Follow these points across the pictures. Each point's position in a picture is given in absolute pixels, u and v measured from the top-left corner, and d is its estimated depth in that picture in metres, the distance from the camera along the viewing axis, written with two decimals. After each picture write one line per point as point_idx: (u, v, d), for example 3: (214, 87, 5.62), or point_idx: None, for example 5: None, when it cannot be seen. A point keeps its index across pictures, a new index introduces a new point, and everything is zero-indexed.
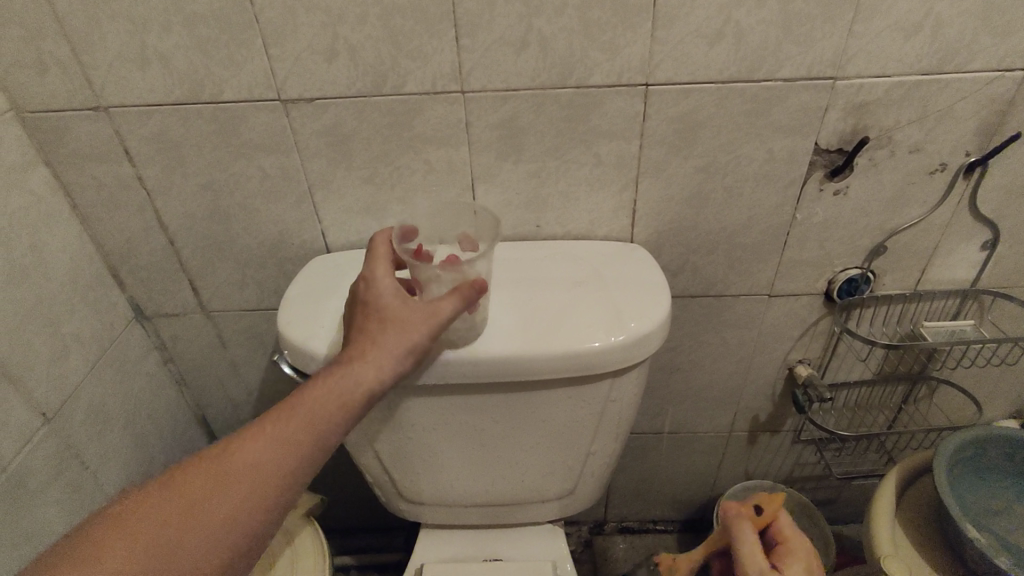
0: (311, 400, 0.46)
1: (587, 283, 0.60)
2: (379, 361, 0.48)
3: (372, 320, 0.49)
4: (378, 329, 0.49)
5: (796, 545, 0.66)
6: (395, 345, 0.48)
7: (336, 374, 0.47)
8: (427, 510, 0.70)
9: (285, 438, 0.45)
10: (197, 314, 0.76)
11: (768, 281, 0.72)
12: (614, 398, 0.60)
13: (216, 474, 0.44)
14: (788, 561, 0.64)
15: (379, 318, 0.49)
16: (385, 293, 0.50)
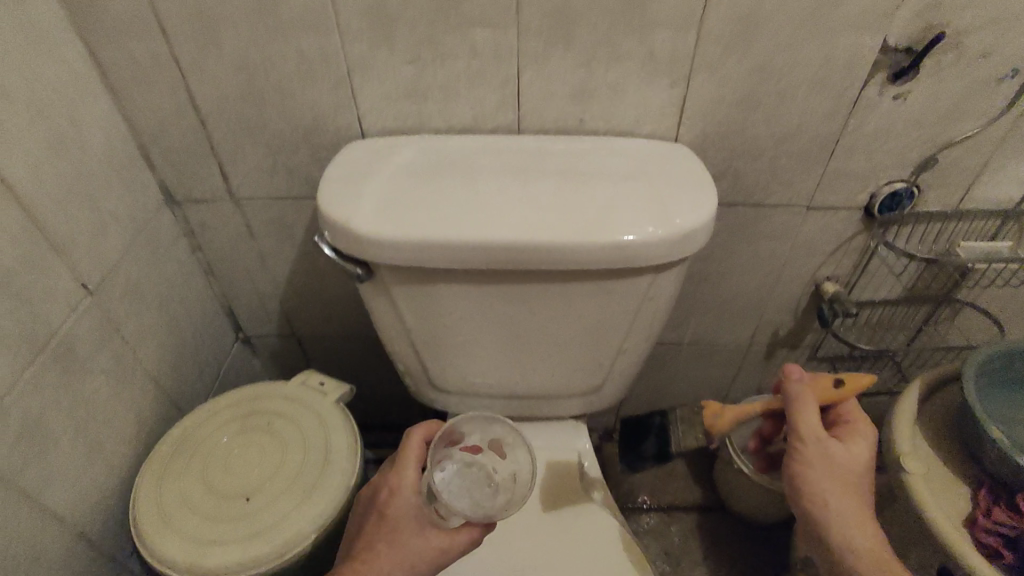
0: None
1: (632, 179, 0.59)
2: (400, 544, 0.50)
3: (384, 541, 0.50)
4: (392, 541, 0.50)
5: (859, 424, 0.55)
6: (405, 555, 0.49)
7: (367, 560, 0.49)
8: (456, 400, 0.72)
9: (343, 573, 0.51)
10: (226, 201, 0.75)
11: (810, 193, 0.71)
12: (651, 296, 0.60)
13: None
14: (850, 442, 0.53)
15: (399, 539, 0.50)
16: (407, 534, 0.50)
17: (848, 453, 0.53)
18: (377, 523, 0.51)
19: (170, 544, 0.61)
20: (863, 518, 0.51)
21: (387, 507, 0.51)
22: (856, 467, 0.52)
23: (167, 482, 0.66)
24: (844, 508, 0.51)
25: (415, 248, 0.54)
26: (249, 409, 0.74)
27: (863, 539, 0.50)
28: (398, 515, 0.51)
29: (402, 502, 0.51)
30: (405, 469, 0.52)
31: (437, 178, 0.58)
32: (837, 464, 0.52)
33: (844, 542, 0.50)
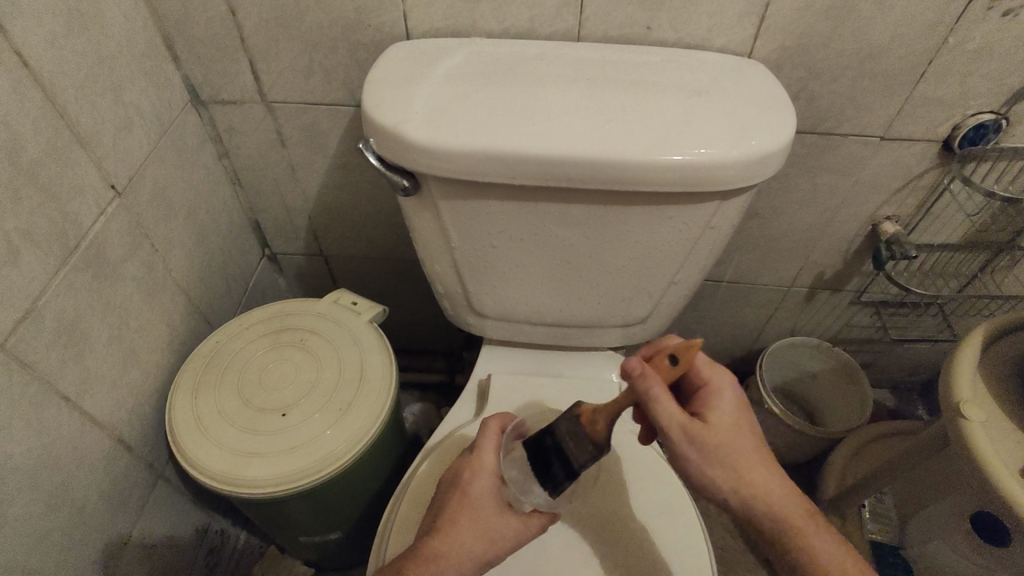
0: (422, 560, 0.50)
1: (705, 94, 0.54)
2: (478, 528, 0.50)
3: (467, 519, 0.50)
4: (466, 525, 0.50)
5: (716, 385, 0.47)
6: (481, 533, 0.50)
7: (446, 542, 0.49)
8: (496, 326, 0.70)
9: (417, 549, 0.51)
10: (256, 104, 0.70)
11: (887, 121, 0.66)
12: (714, 224, 0.56)
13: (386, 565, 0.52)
14: (721, 415, 0.46)
15: (479, 517, 0.50)
16: (488, 513, 0.50)
17: (727, 429, 0.45)
18: (458, 501, 0.51)
19: (209, 454, 0.61)
20: (768, 480, 0.45)
21: (468, 486, 0.52)
22: (741, 436, 0.46)
23: (203, 394, 0.65)
24: (747, 485, 0.44)
25: (469, 158, 0.50)
26: (281, 325, 0.72)
27: (772, 504, 0.45)
28: (479, 495, 0.51)
29: (484, 484, 0.52)
30: (485, 454, 0.53)
31: (492, 83, 0.53)
32: (723, 443, 0.45)
33: (758, 517, 0.45)
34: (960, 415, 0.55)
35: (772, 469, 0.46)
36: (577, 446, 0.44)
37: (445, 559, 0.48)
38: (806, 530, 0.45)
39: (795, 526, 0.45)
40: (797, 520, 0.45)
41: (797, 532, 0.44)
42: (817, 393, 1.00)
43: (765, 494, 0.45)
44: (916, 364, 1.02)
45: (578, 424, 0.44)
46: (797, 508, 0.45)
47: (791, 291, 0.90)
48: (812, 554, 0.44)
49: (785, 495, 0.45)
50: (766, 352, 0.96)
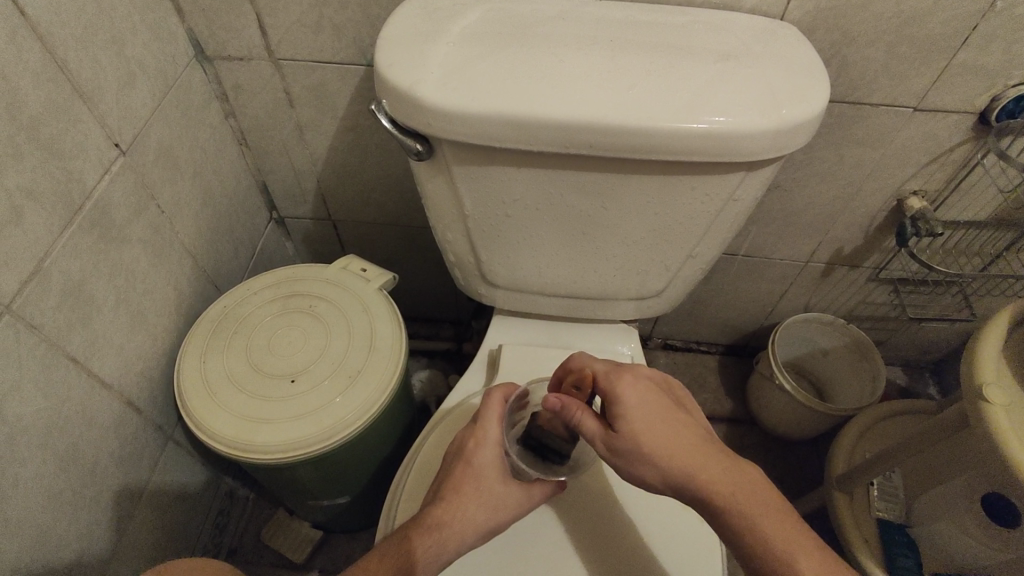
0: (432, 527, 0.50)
1: (735, 58, 0.51)
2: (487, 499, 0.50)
3: (472, 488, 0.50)
4: (475, 497, 0.49)
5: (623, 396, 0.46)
6: (486, 501, 0.49)
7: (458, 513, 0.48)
8: (508, 296, 0.69)
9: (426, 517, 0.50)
10: (263, 60, 0.67)
11: (922, 91, 0.63)
12: (737, 197, 0.54)
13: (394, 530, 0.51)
14: (628, 415, 0.45)
15: (486, 486, 0.50)
16: (492, 482, 0.50)
17: (637, 427, 0.45)
18: (463, 470, 0.51)
19: (218, 419, 0.61)
20: (690, 462, 0.44)
21: (473, 456, 0.51)
22: (659, 429, 0.45)
23: (212, 358, 0.65)
24: (674, 472, 0.44)
25: (487, 122, 0.47)
26: (289, 290, 0.71)
27: (706, 485, 0.43)
28: (484, 466, 0.51)
29: (489, 455, 0.51)
30: (490, 425, 0.52)
31: (512, 42, 0.51)
32: (640, 440, 0.44)
33: (697, 503, 0.44)
34: (983, 400, 0.54)
35: (692, 451, 0.45)
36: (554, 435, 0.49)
37: (449, 527, 0.48)
38: (741, 503, 0.43)
39: (730, 503, 0.43)
40: (732, 495, 0.43)
41: (732, 508, 0.43)
42: (827, 369, 1.00)
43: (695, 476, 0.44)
44: (930, 343, 1.01)
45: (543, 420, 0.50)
46: (729, 482, 0.43)
47: (807, 266, 0.88)
48: (754, 528, 0.42)
49: (713, 474, 0.44)
50: (779, 328, 0.95)
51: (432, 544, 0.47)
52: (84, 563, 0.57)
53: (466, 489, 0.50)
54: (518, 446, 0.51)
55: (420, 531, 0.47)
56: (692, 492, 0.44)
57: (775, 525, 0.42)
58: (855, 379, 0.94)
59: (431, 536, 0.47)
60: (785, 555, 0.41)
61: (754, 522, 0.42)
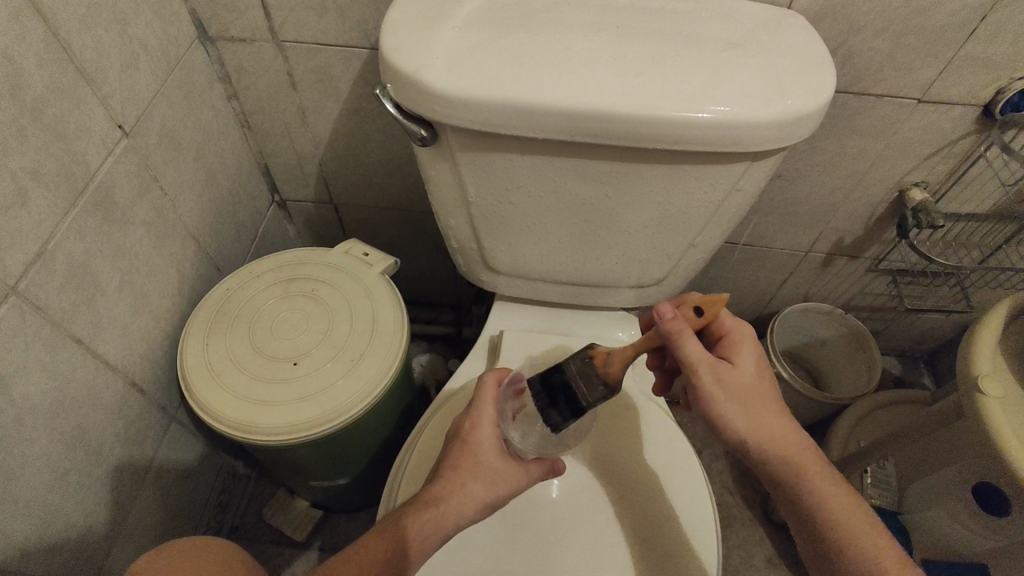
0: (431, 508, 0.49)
1: (742, 47, 0.51)
2: (486, 476, 0.50)
3: (470, 466, 0.50)
4: (474, 473, 0.50)
5: (740, 339, 0.50)
6: (485, 479, 0.50)
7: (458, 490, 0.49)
8: (508, 282, 0.69)
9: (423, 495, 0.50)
10: (266, 42, 0.67)
11: (928, 82, 0.62)
12: (740, 187, 0.54)
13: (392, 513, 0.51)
14: (742, 357, 0.49)
15: (483, 465, 0.50)
16: (490, 460, 0.51)
17: (737, 368, 0.49)
18: (462, 449, 0.51)
19: (221, 401, 0.61)
20: (766, 410, 0.48)
21: (472, 435, 0.52)
22: (756, 378, 0.49)
23: (215, 341, 0.65)
24: (749, 414, 0.47)
25: (494, 109, 0.47)
26: (292, 274, 0.71)
27: (774, 431, 0.47)
28: (480, 446, 0.51)
29: (486, 434, 0.51)
30: (486, 405, 0.53)
31: (518, 28, 0.50)
32: (735, 378, 0.48)
33: (759, 447, 0.47)
34: (978, 392, 0.54)
35: (769, 401, 0.49)
36: (589, 385, 0.47)
37: (449, 504, 0.48)
38: (798, 452, 0.47)
39: (790, 451, 0.47)
40: (791, 444, 0.48)
41: (791, 455, 0.47)
42: (824, 359, 1.01)
43: (765, 422, 0.48)
44: (926, 334, 1.02)
45: (590, 364, 0.48)
46: (790, 433, 0.48)
47: (808, 256, 0.89)
48: (807, 475, 0.47)
49: (782, 425, 0.48)
50: (777, 316, 0.95)
51: (430, 520, 0.47)
52: (89, 539, 0.58)
53: (466, 467, 0.50)
54: (516, 430, 0.52)
55: (418, 508, 0.47)
56: (756, 436, 0.47)
57: (821, 475, 0.47)
58: (852, 369, 0.95)
59: (428, 512, 0.47)
60: (824, 503, 0.46)
61: (805, 471, 0.47)
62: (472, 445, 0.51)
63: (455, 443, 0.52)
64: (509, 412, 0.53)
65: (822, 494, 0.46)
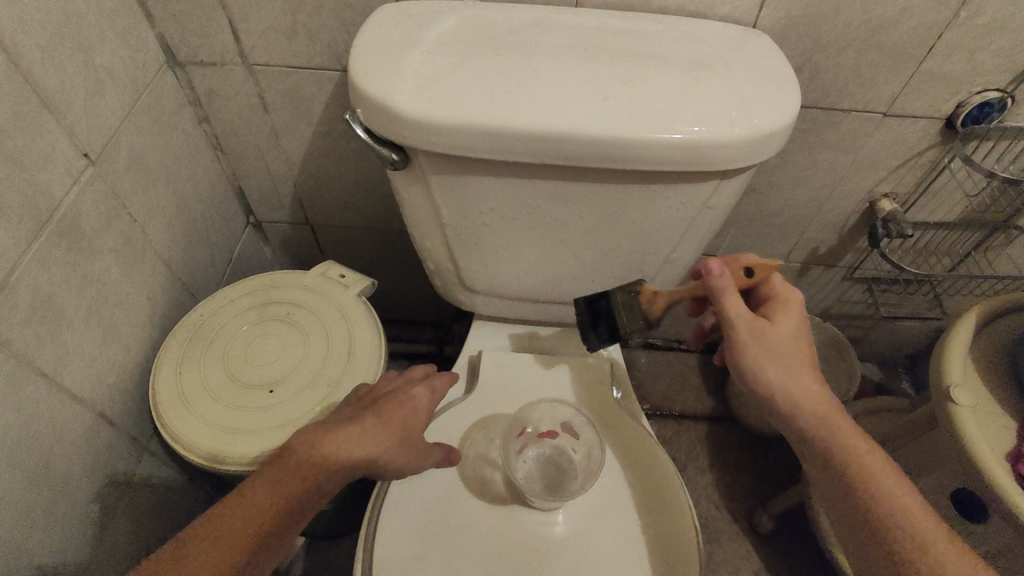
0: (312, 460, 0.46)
1: (709, 68, 0.51)
2: (384, 444, 0.48)
3: (392, 419, 0.49)
4: (376, 437, 0.48)
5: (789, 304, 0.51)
6: (396, 435, 0.49)
7: (349, 445, 0.46)
8: (487, 302, 0.69)
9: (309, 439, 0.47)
10: (236, 66, 0.66)
11: (891, 97, 0.64)
12: (711, 204, 0.55)
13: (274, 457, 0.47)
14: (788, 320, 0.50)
15: (403, 428, 0.50)
16: (413, 429, 0.50)
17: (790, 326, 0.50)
18: (396, 401, 0.50)
19: (195, 431, 0.60)
20: (847, 420, 0.48)
21: (410, 398, 0.51)
22: (796, 340, 0.50)
23: (187, 368, 0.64)
24: (829, 414, 0.48)
25: (464, 133, 0.48)
26: (267, 298, 0.71)
27: (857, 441, 0.47)
28: (412, 412, 0.51)
29: (422, 404, 0.51)
30: (420, 390, 0.52)
31: (487, 51, 0.51)
32: (781, 341, 0.49)
33: (838, 450, 0.46)
34: (950, 401, 0.55)
35: (848, 417, 0.49)
36: (631, 314, 0.55)
37: (350, 440, 0.47)
38: (881, 466, 0.46)
39: (875, 464, 0.46)
40: (876, 459, 0.46)
41: (873, 465, 0.46)
42: None
43: (847, 429, 0.47)
44: (903, 339, 1.03)
45: (636, 298, 0.55)
46: (876, 452, 0.47)
47: (784, 267, 0.90)
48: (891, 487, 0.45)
49: (864, 438, 0.47)
50: None
51: (331, 447, 0.46)
52: None
53: (370, 426, 0.48)
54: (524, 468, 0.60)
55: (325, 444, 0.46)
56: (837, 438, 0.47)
57: (908, 494, 0.45)
58: None
59: (332, 439, 0.46)
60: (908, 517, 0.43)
61: (884, 481, 0.45)
62: (389, 412, 0.49)
63: (387, 394, 0.51)
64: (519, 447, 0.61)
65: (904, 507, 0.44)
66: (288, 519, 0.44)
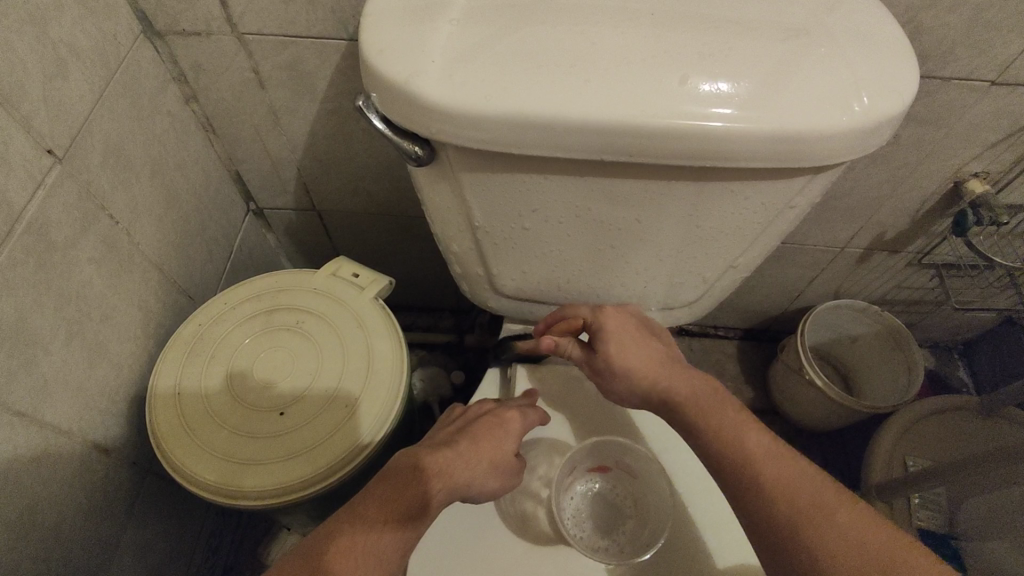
0: (412, 482, 0.45)
1: (807, 33, 0.41)
2: (472, 476, 0.48)
3: (485, 441, 0.50)
4: (465, 465, 0.48)
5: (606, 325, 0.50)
6: (491, 454, 0.49)
7: (447, 476, 0.46)
8: (521, 307, 0.61)
9: (414, 469, 0.46)
10: (225, 36, 0.56)
11: (1005, 64, 0.53)
12: (795, 204, 0.46)
13: (382, 477, 0.45)
14: (609, 339, 0.50)
15: (497, 450, 0.50)
16: (505, 450, 0.50)
17: (624, 345, 0.49)
18: (488, 425, 0.51)
19: (199, 462, 0.53)
20: (732, 419, 0.44)
21: (501, 422, 0.52)
22: (634, 353, 0.49)
23: (187, 387, 0.57)
24: (706, 418, 0.45)
25: (505, 126, 0.38)
26: (272, 304, 0.63)
27: (740, 442, 0.42)
28: (505, 434, 0.51)
29: (515, 428, 0.52)
30: (510, 421, 0.52)
31: (528, 17, 0.40)
32: (621, 364, 0.49)
33: (721, 458, 0.43)
34: None
35: (739, 414, 0.45)
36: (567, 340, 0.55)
37: (454, 460, 0.47)
38: (769, 463, 0.41)
39: (762, 465, 0.41)
40: (768, 461, 0.41)
41: (755, 465, 0.41)
42: (853, 355, 0.94)
43: (731, 433, 0.43)
44: (962, 325, 0.95)
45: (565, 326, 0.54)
46: (770, 449, 0.42)
47: (843, 252, 0.81)
48: (786, 486, 0.40)
49: (753, 436, 0.43)
50: (808, 315, 0.88)
51: (437, 465, 0.46)
52: None
53: (464, 456, 0.48)
54: (567, 510, 0.53)
55: (437, 469, 0.46)
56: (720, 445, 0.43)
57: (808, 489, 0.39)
58: (886, 367, 0.89)
59: (439, 457, 0.47)
60: (808, 515, 0.38)
61: (781, 480, 0.40)
62: (482, 441, 0.50)
63: (481, 418, 0.52)
64: (563, 483, 0.54)
65: (802, 506, 0.39)
66: (405, 539, 0.42)
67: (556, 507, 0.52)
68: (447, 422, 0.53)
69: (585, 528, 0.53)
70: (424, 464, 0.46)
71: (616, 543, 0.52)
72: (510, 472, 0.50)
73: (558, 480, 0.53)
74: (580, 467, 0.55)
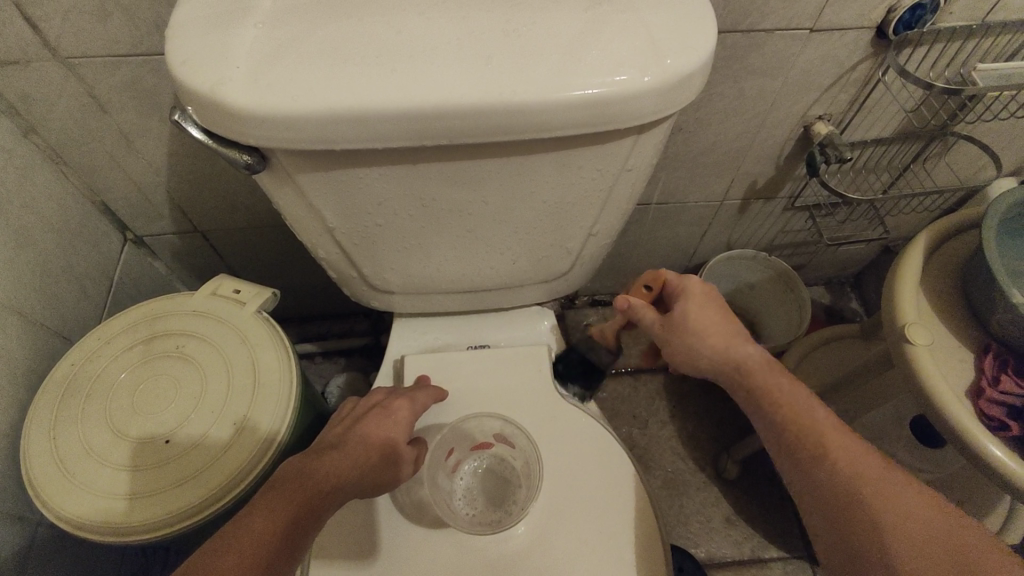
0: (297, 489, 0.44)
1: (608, 1, 0.43)
2: (363, 475, 0.48)
3: (373, 437, 0.50)
4: (357, 465, 0.48)
5: (697, 291, 0.49)
6: (380, 449, 0.50)
7: (334, 479, 0.46)
8: (401, 300, 0.62)
9: (299, 478, 0.45)
10: (48, 61, 0.54)
11: (817, 10, 0.57)
12: (630, 166, 0.48)
13: (266, 490, 0.45)
14: (693, 302, 0.49)
15: (388, 441, 0.50)
16: (396, 441, 0.51)
17: (706, 323, 0.48)
18: (375, 418, 0.51)
19: (84, 505, 0.52)
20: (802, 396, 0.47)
21: (389, 413, 0.52)
22: (716, 322, 0.48)
23: (65, 433, 0.55)
24: (772, 400, 0.47)
25: (319, 124, 0.39)
26: (149, 333, 0.61)
27: (808, 413, 0.46)
28: (394, 425, 0.52)
29: (404, 416, 0.52)
30: (400, 411, 0.52)
31: (333, 13, 0.41)
32: (705, 331, 0.48)
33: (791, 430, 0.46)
34: (907, 341, 0.52)
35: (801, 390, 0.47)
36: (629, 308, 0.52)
37: (340, 461, 0.47)
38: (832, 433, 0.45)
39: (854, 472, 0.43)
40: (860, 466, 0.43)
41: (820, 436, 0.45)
42: (751, 302, 0.99)
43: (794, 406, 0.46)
44: (845, 260, 1.02)
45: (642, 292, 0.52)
46: (841, 437, 0.45)
47: (723, 206, 0.85)
48: (870, 485, 0.42)
49: (832, 431, 0.45)
50: (703, 269, 0.91)
51: (324, 468, 0.46)
52: None
53: (353, 456, 0.48)
54: (452, 488, 0.56)
55: (322, 474, 0.46)
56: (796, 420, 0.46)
57: (886, 483, 0.42)
58: (781, 309, 0.94)
59: (325, 460, 0.47)
60: (869, 485, 0.42)
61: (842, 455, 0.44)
62: (370, 438, 0.50)
63: (368, 414, 0.52)
64: (447, 465, 0.57)
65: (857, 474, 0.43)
66: (294, 548, 0.42)
67: (442, 488, 0.55)
68: (337, 421, 0.53)
69: (472, 502, 0.56)
70: (310, 471, 0.46)
71: (507, 513, 0.55)
72: (407, 461, 0.51)
73: (442, 461, 0.56)
74: (461, 447, 0.58)
